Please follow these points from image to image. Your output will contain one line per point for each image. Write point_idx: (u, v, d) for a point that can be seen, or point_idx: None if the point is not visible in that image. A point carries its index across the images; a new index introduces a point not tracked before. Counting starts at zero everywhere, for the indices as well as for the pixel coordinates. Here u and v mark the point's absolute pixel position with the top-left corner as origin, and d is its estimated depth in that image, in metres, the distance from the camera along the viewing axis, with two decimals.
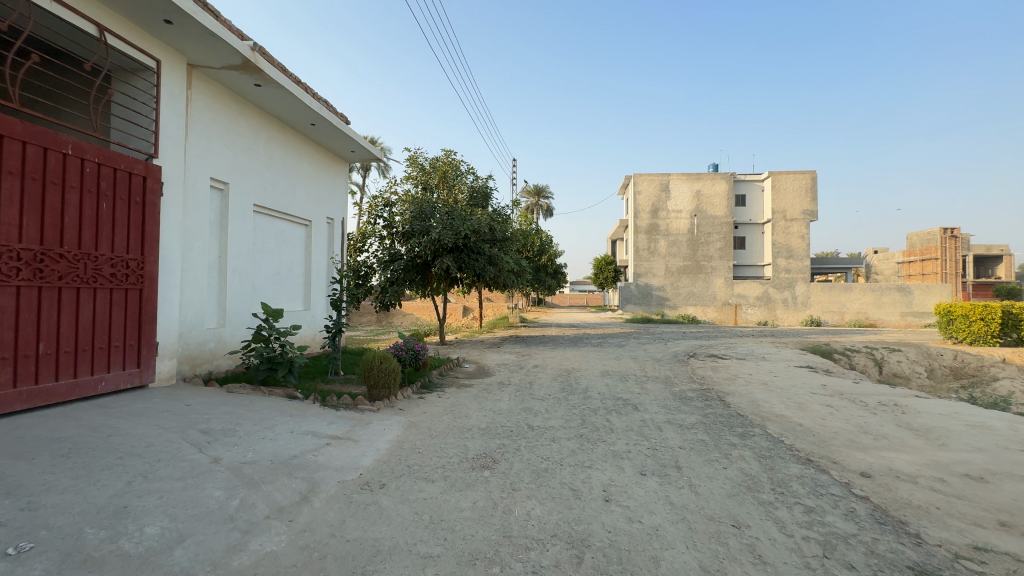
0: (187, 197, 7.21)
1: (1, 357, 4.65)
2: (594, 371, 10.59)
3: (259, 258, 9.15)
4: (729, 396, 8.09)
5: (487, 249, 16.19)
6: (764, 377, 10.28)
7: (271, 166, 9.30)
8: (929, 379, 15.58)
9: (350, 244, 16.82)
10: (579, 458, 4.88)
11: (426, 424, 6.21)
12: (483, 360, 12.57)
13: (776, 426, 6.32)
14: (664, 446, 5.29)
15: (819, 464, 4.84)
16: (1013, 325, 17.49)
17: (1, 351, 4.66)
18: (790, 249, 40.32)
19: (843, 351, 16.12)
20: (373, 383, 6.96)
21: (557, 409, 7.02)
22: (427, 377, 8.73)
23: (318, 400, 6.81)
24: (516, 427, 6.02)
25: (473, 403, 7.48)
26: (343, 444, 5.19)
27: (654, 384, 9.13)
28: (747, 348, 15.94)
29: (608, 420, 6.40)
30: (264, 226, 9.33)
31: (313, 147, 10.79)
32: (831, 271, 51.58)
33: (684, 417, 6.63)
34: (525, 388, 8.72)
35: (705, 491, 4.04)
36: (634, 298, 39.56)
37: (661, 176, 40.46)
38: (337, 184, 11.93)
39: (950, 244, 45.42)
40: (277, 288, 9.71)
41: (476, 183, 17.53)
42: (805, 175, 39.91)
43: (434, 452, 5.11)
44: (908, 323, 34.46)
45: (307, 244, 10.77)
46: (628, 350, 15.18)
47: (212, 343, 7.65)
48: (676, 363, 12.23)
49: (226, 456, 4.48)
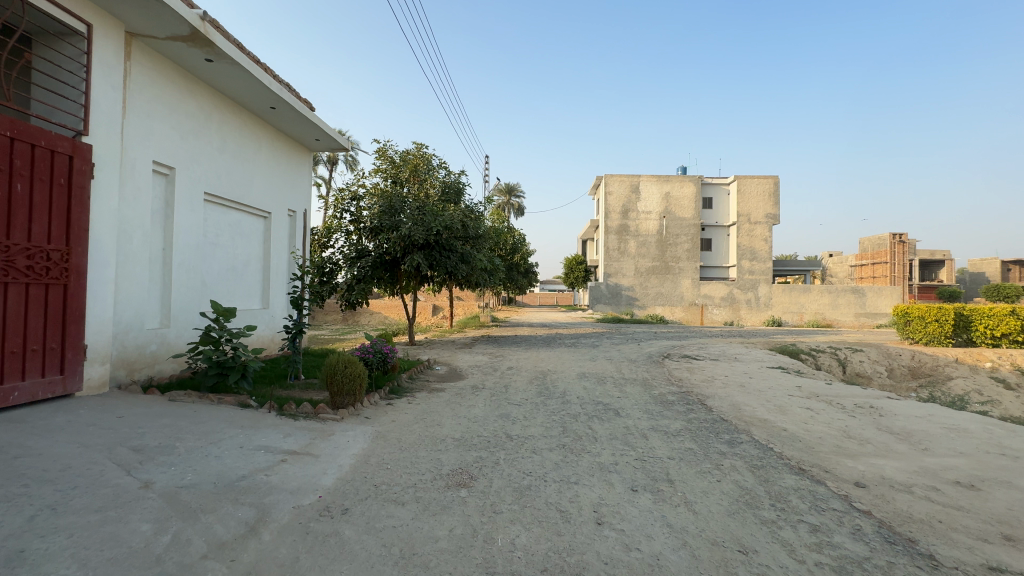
0: (125, 182, 6.42)
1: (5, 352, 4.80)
2: (570, 373, 10.27)
3: (210, 252, 8.37)
4: (709, 400, 7.90)
5: (459, 247, 15.69)
6: (740, 378, 10.22)
7: (226, 152, 8.52)
8: (889, 378, 16.06)
9: (314, 238, 15.94)
10: (564, 473, 4.49)
11: (395, 435, 5.69)
12: (455, 361, 12.08)
13: (762, 432, 6.12)
14: (652, 457, 4.97)
15: (814, 475, 4.62)
16: (964, 326, 18.28)
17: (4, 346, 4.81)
18: (754, 251, 41.45)
19: (809, 351, 16.44)
20: (337, 390, 6.37)
21: (535, 416, 6.62)
22: (396, 381, 8.18)
23: (274, 409, 6.18)
24: (493, 437, 5.58)
25: (446, 410, 7.00)
26: (301, 460, 4.63)
27: (633, 387, 8.88)
28: (719, 348, 16.04)
29: (590, 427, 6.05)
30: (217, 216, 8.54)
31: (273, 133, 10.01)
32: (791, 273, 53.45)
33: (668, 423, 6.35)
34: (500, 392, 8.29)
35: (704, 510, 3.71)
36: (605, 298, 39.82)
37: (632, 177, 40.76)
38: (300, 174, 11.17)
39: (899, 249, 47.77)
40: (231, 285, 8.93)
41: (449, 178, 16.94)
42: (769, 180, 41.06)
43: (404, 468, 4.61)
44: (862, 323, 35.98)
45: (265, 238, 10.00)
46: (602, 351, 14.98)
47: (154, 345, 6.88)
48: (651, 365, 12.09)
49: (160, 479, 3.86)
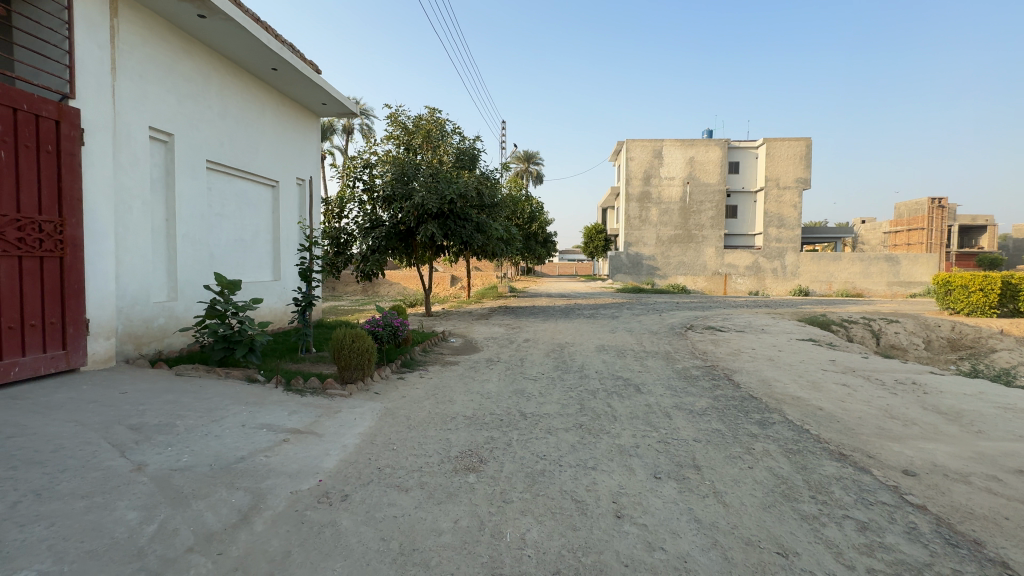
0: (120, 149, 6.14)
1: (9, 326, 4.73)
2: (589, 345, 9.90)
3: (216, 223, 8.15)
4: (736, 375, 7.47)
5: (474, 216, 15.24)
6: (769, 351, 9.71)
7: (227, 117, 8.17)
8: (926, 350, 15.26)
9: (327, 209, 15.65)
10: (581, 457, 4.16)
11: (404, 412, 5.46)
12: (471, 333, 11.83)
13: (795, 412, 5.69)
14: (677, 439, 4.61)
15: (857, 461, 4.20)
16: (1011, 295, 17.21)
17: (8, 320, 4.73)
18: (782, 219, 39.56)
19: (840, 323, 15.69)
20: (344, 365, 6.13)
21: (552, 392, 6.29)
22: (408, 354, 7.95)
23: (282, 384, 6.00)
24: (506, 416, 5.29)
25: (458, 385, 6.75)
26: (304, 440, 4.41)
27: (655, 361, 8.49)
28: (745, 319, 15.44)
29: (610, 405, 5.70)
30: (222, 185, 8.27)
31: (277, 97, 9.59)
32: (820, 240, 51.37)
33: (693, 401, 5.96)
34: (516, 366, 7.98)
35: (736, 503, 3.35)
36: (625, 267, 39.04)
37: (655, 142, 39.07)
38: (308, 141, 10.78)
39: (937, 214, 45.32)
40: (240, 256, 8.74)
41: (463, 144, 16.34)
42: (800, 142, 38.86)
43: (411, 449, 4.36)
44: (895, 292, 34.49)
45: (274, 207, 9.73)
46: (621, 322, 14.53)
47: (162, 319, 6.75)
48: (674, 337, 11.63)
49: (154, 461, 3.68)
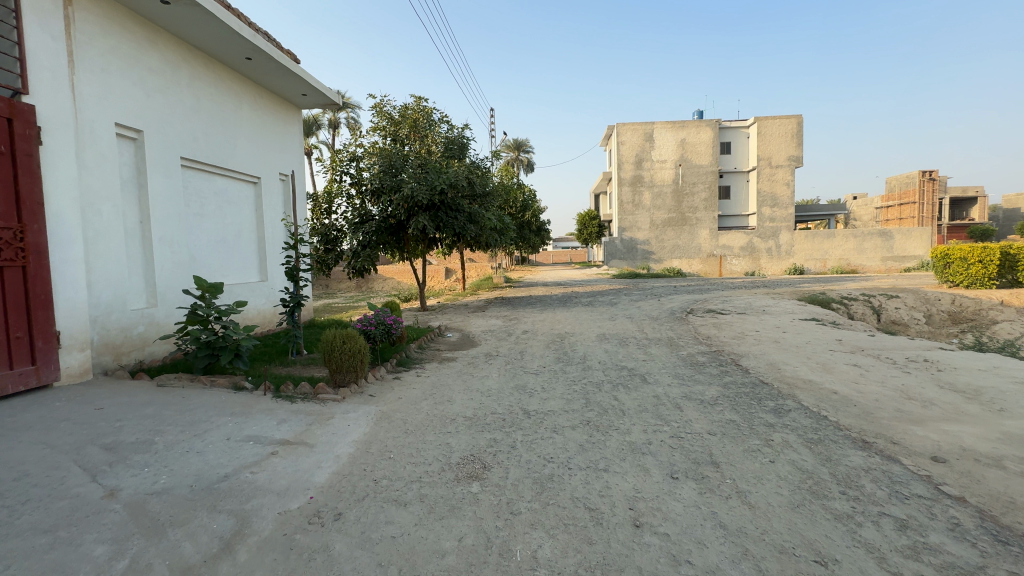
0: (84, 148, 5.75)
1: None
2: (589, 335, 9.63)
3: (196, 223, 7.78)
4: (744, 360, 7.23)
5: (466, 206, 14.87)
6: (774, 333, 9.49)
7: (201, 112, 7.75)
8: (927, 325, 15.13)
9: (315, 205, 15.22)
10: (591, 458, 3.89)
11: (401, 416, 5.17)
12: (468, 327, 11.53)
13: (809, 397, 5.46)
14: (691, 434, 4.35)
15: (883, 450, 3.96)
16: (1010, 266, 17.09)
17: None
18: (776, 198, 39.33)
19: (840, 300, 15.53)
20: (336, 367, 5.82)
21: (555, 387, 6.03)
22: (403, 352, 7.67)
23: (271, 391, 5.68)
24: (509, 414, 5.01)
25: (457, 383, 6.47)
26: (293, 452, 4.11)
27: (658, 348, 8.24)
28: (745, 301, 15.23)
29: (616, 398, 5.44)
30: (200, 183, 7.88)
31: (254, 88, 9.14)
32: (813, 218, 51.27)
33: (703, 390, 5.71)
34: (516, 360, 7.70)
35: (763, 504, 3.09)
36: (620, 253, 38.76)
37: (645, 125, 38.59)
38: (290, 135, 10.35)
39: (928, 187, 45.32)
40: (223, 257, 8.38)
41: (451, 133, 15.89)
42: (791, 120, 38.45)
43: (409, 457, 4.07)
44: (889, 267, 34.50)
45: (257, 205, 9.34)
46: (620, 309, 14.27)
47: (142, 326, 6.42)
48: (675, 322, 11.38)
49: (129, 485, 3.38)
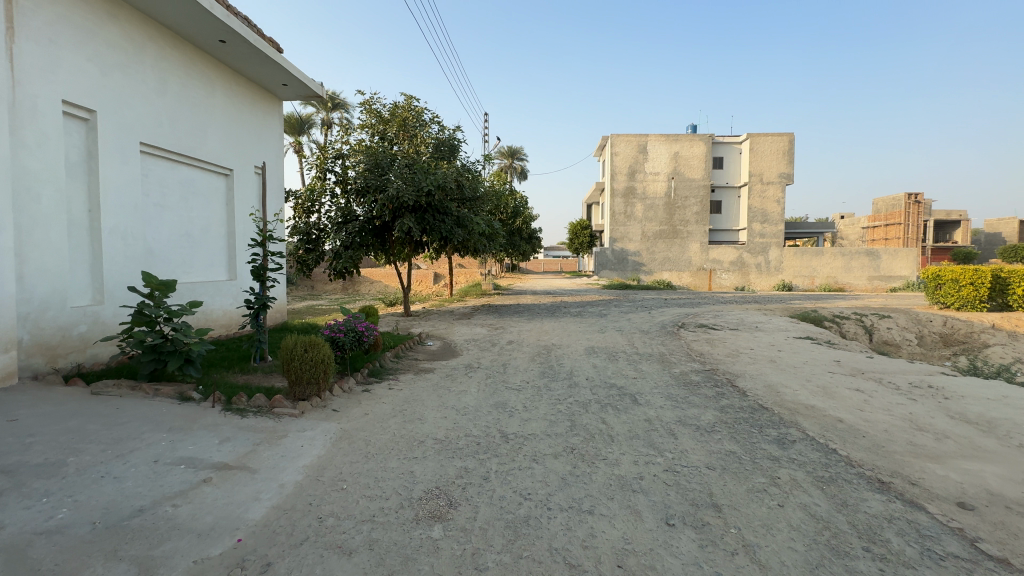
0: (22, 126, 5.17)
1: None
2: (577, 348, 9.13)
3: (156, 215, 7.21)
4: (740, 381, 6.78)
5: (454, 209, 14.38)
6: (769, 352, 9.09)
7: (168, 96, 7.19)
8: (919, 346, 14.91)
9: (297, 203, 14.61)
10: (573, 496, 3.38)
11: (364, 436, 4.62)
12: (451, 335, 10.97)
13: (814, 425, 5.01)
14: (687, 467, 3.85)
15: (903, 493, 3.50)
16: (1000, 289, 16.99)
17: None
18: (767, 214, 39.19)
19: (833, 319, 15.26)
20: (296, 378, 5.23)
21: (538, 406, 5.51)
22: (376, 362, 7.11)
23: (221, 403, 5.08)
24: (484, 438, 4.48)
25: (431, 398, 5.92)
26: (229, 481, 3.53)
27: (649, 365, 7.77)
28: (737, 316, 14.88)
29: (605, 422, 4.94)
30: (162, 172, 7.29)
31: (230, 75, 8.59)
32: (802, 236, 51.55)
33: (698, 415, 5.22)
34: (498, 373, 7.18)
35: (775, 563, 2.60)
36: (610, 264, 38.50)
37: (639, 137, 38.46)
38: (268, 126, 9.80)
39: (914, 209, 46.04)
40: (186, 253, 7.77)
41: (442, 134, 15.41)
42: (784, 137, 38.58)
43: (364, 489, 3.52)
44: (875, 287, 34.72)
45: (228, 199, 8.74)
46: (610, 321, 13.81)
47: (84, 325, 5.81)
48: (666, 336, 10.93)
49: (16, 521, 2.78)
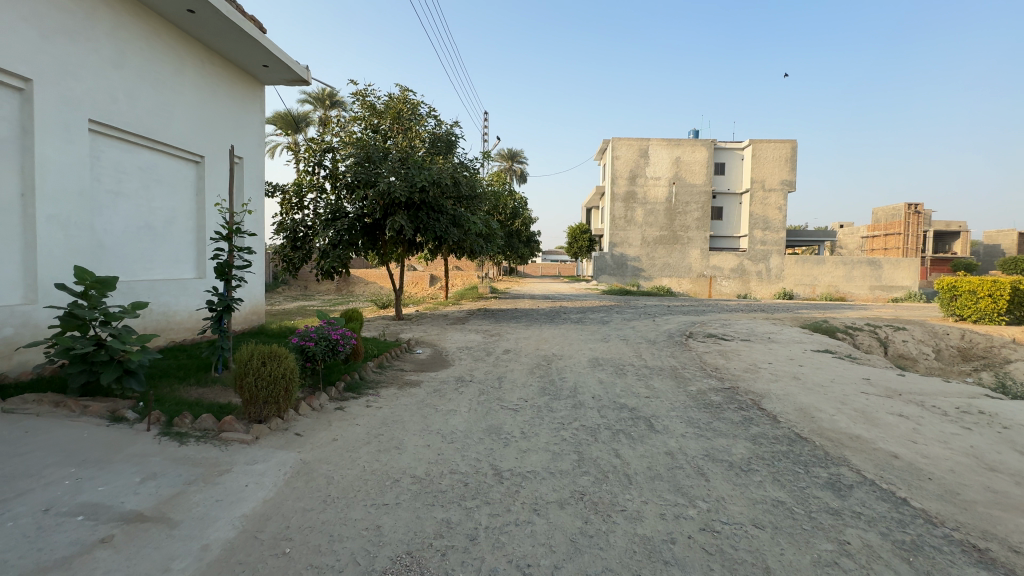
0: None
1: None
2: (580, 359, 8.32)
3: (109, 204, 6.38)
4: (767, 402, 5.98)
5: (449, 207, 13.58)
6: (790, 367, 8.30)
7: (126, 70, 6.37)
8: (937, 360, 14.15)
9: (283, 198, 13.77)
10: (587, 570, 2.55)
11: (328, 470, 3.78)
12: (443, 342, 10.15)
13: (867, 463, 4.20)
14: (730, 526, 3.03)
15: (1014, 570, 2.69)
16: (1018, 302, 16.31)
17: None
18: (768, 220, 38.66)
19: (845, 330, 14.50)
20: (249, 398, 4.37)
21: (538, 432, 4.69)
22: (355, 374, 6.28)
23: (160, 426, 4.25)
24: (474, 477, 3.66)
25: (414, 419, 5.09)
26: (135, 541, 2.69)
27: (662, 381, 6.96)
28: (746, 326, 14.12)
29: (619, 456, 4.11)
30: (117, 155, 6.46)
31: (203, 53, 7.77)
32: (802, 245, 50.87)
33: (728, 447, 4.41)
34: (492, 389, 6.35)
35: None
36: (609, 269, 37.80)
37: (641, 141, 37.76)
38: (247, 112, 8.98)
39: (914, 220, 45.82)
40: (145, 247, 6.94)
41: (438, 129, 14.62)
42: (786, 144, 38.05)
43: (314, 553, 2.69)
44: (877, 297, 34.11)
45: (197, 188, 7.91)
46: (612, 329, 13.01)
47: (10, 327, 4.99)
48: (675, 347, 10.12)
49: None
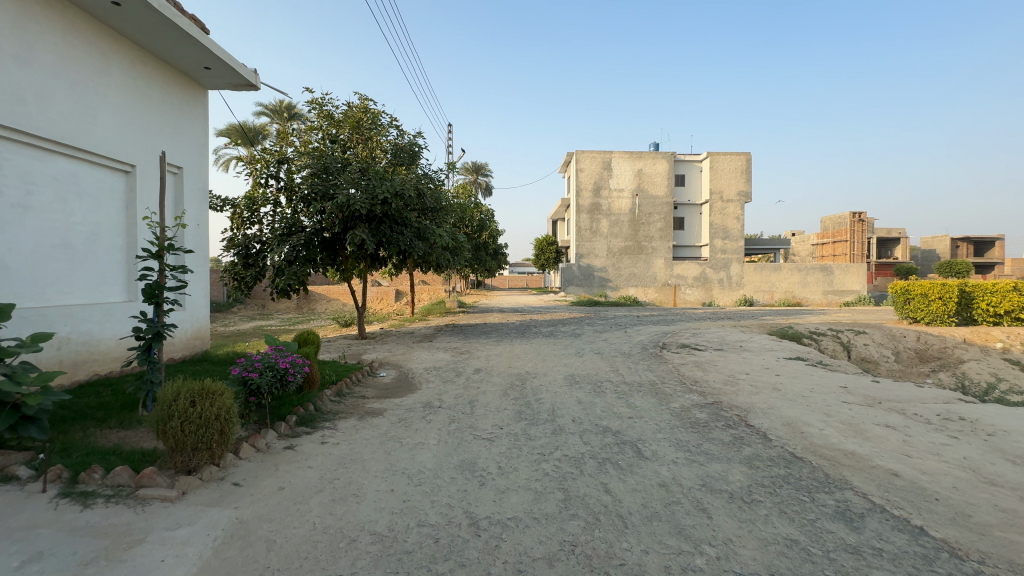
0: None
1: None
2: (555, 377, 7.88)
3: (15, 219, 5.54)
4: (753, 418, 5.70)
5: (414, 220, 13.01)
6: (768, 377, 8.13)
7: (35, 66, 5.58)
8: (896, 363, 14.54)
9: (233, 212, 12.83)
10: None
11: (269, 531, 3.15)
12: (409, 362, 9.51)
13: (870, 485, 3.91)
14: None
15: None
16: (965, 304, 17.12)
17: None
18: (727, 230, 39.78)
19: (810, 335, 14.71)
20: (173, 445, 3.67)
21: (517, 466, 4.19)
22: (309, 406, 5.62)
23: (61, 483, 3.50)
24: (445, 532, 3.12)
25: (376, 457, 4.49)
26: None
27: (643, 398, 6.59)
28: (716, 334, 14.11)
29: (608, 492, 3.67)
30: (24, 164, 5.65)
31: (133, 52, 7.01)
32: (758, 253, 52.64)
33: (725, 474, 4.04)
34: (463, 415, 5.80)
35: None
36: (577, 280, 37.93)
37: (604, 154, 38.30)
38: (187, 118, 8.21)
39: (859, 227, 48.42)
40: (61, 268, 6.08)
41: (401, 139, 14.06)
42: (741, 157, 39.48)
43: None
44: (830, 301, 35.59)
45: (127, 201, 7.08)
46: (584, 341, 12.69)
47: None
48: (651, 360, 9.85)
49: None
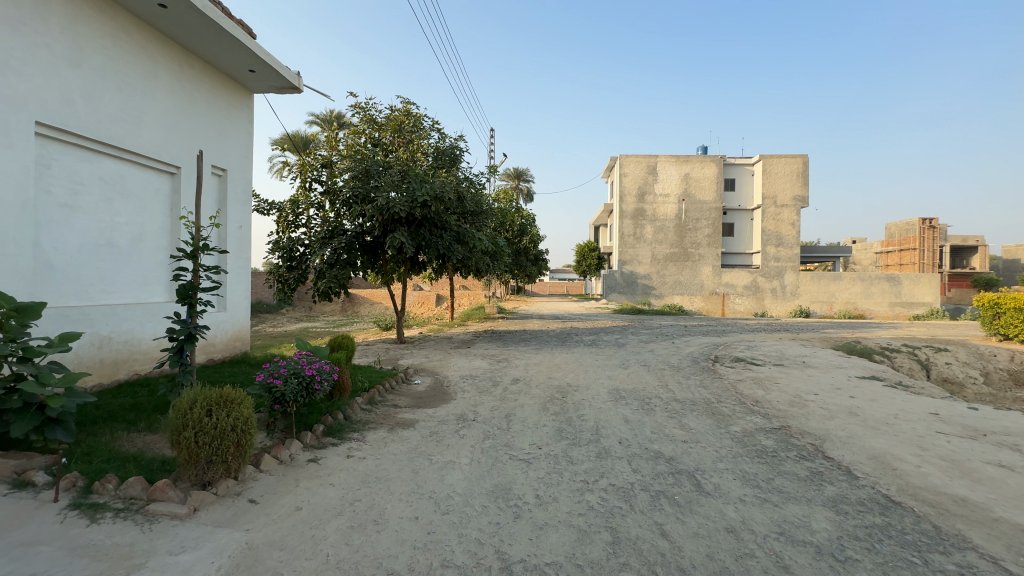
0: None
1: None
2: (599, 391, 7.31)
3: (61, 218, 5.62)
4: (832, 449, 4.93)
5: (453, 223, 12.80)
6: (841, 400, 7.22)
7: (85, 68, 5.66)
8: (986, 385, 12.88)
9: (279, 216, 13.05)
10: None
11: (277, 563, 2.81)
12: (445, 369, 9.18)
13: (999, 545, 3.14)
14: None
15: None
16: None
17: None
18: (780, 237, 37.15)
19: (881, 351, 13.31)
20: (188, 457, 3.43)
21: (557, 496, 3.69)
22: (338, 414, 5.35)
23: (76, 493, 3.32)
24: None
25: (403, 476, 4.11)
26: None
27: (699, 419, 5.91)
28: (774, 348, 13.03)
29: (666, 537, 3.11)
30: (71, 164, 5.72)
31: (181, 55, 7.10)
32: (816, 262, 49.41)
33: (807, 520, 3.38)
34: (499, 431, 5.35)
35: None
36: (619, 287, 36.90)
37: (648, 158, 37.15)
38: (232, 121, 8.29)
39: (929, 235, 44.67)
40: (105, 267, 6.14)
41: (442, 142, 13.93)
42: (797, 159, 37.18)
43: None
44: (897, 313, 32.83)
45: (172, 202, 7.15)
46: (629, 352, 11.97)
47: None
48: (703, 374, 9.07)
49: None
